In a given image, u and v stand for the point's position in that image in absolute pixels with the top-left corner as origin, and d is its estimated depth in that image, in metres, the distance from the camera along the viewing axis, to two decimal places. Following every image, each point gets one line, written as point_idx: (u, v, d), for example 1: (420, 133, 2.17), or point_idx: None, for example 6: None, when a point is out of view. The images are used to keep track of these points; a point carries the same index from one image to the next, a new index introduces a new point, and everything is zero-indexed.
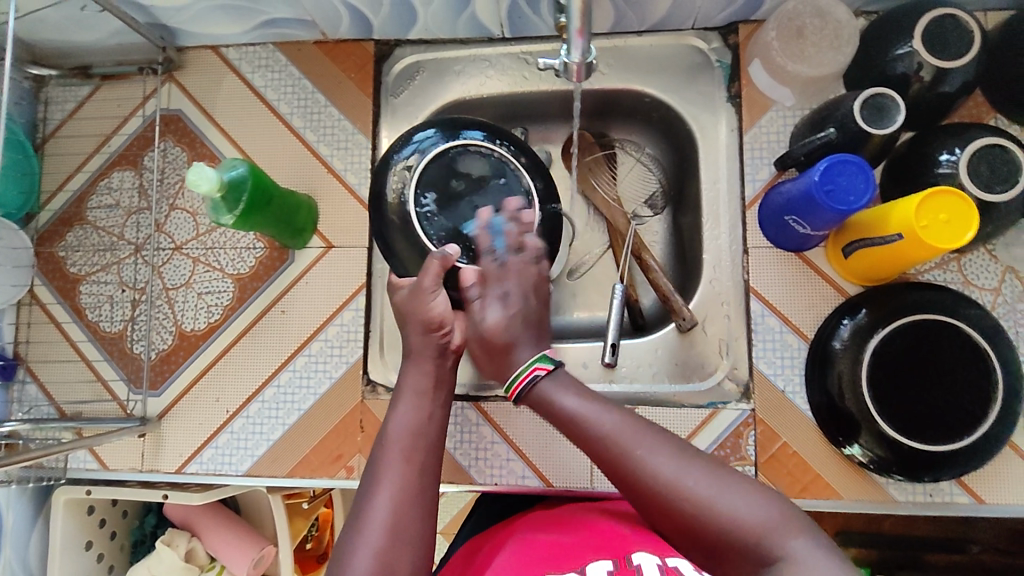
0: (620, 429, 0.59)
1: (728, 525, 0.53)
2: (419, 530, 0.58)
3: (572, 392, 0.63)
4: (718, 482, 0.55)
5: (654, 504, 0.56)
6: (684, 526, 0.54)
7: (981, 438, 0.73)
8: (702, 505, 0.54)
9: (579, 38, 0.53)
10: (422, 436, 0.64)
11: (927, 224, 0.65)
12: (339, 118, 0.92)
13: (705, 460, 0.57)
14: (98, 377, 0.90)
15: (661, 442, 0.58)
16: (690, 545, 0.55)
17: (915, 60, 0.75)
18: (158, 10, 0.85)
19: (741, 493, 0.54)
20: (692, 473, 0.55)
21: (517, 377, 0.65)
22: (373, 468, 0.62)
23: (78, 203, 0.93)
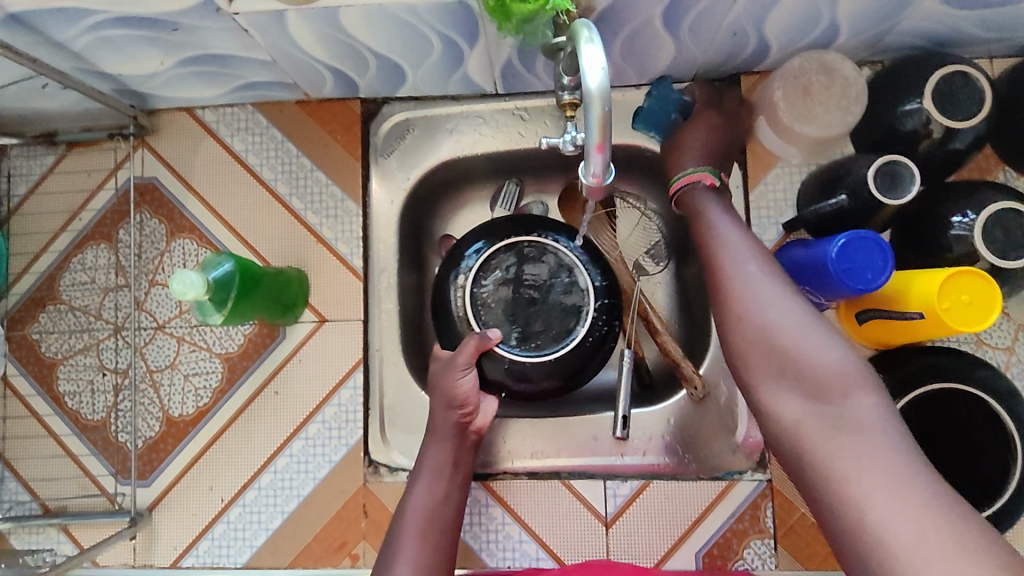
0: (738, 252, 0.63)
1: (800, 358, 0.55)
2: None
3: (717, 213, 0.68)
4: (817, 337, 0.56)
5: (727, 293, 0.61)
6: (753, 333, 0.58)
7: (997, 511, 0.73)
8: (788, 328, 0.57)
9: (598, 154, 0.47)
10: (439, 511, 0.69)
11: (949, 305, 0.63)
12: (326, 184, 0.87)
13: (819, 317, 0.58)
14: (83, 471, 0.85)
15: (784, 280, 0.61)
16: (747, 353, 0.58)
17: (924, 116, 0.72)
18: (126, 80, 0.79)
19: (834, 350, 0.55)
20: (792, 313, 0.57)
21: (687, 174, 0.72)
22: (394, 539, 0.67)
23: (50, 283, 0.87)
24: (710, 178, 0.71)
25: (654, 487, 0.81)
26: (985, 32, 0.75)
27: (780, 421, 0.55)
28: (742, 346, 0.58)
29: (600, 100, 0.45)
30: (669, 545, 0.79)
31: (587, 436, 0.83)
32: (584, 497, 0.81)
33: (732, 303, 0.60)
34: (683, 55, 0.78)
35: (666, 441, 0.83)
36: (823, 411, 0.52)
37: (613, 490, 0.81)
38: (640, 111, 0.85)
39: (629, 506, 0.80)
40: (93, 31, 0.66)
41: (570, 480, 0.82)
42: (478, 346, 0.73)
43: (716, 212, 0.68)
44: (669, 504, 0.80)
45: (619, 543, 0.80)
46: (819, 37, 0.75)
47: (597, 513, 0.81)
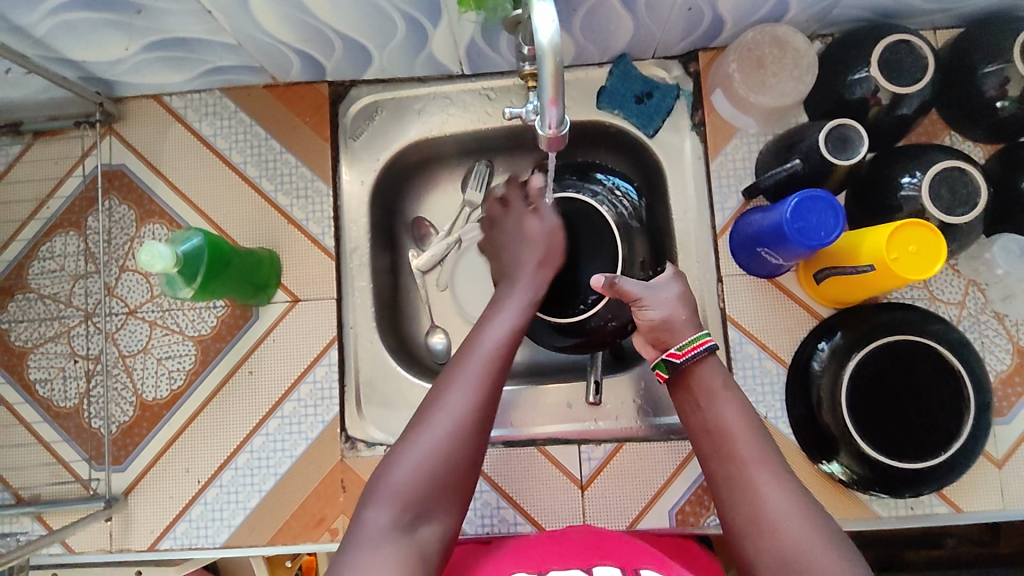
0: (748, 446, 0.59)
1: None
2: (475, 436, 0.59)
3: (725, 395, 0.62)
4: (833, 553, 0.53)
5: (749, 536, 0.56)
6: (773, 559, 0.54)
7: (956, 453, 0.75)
8: (809, 552, 0.53)
9: (551, 107, 0.49)
10: (509, 349, 0.64)
11: (896, 256, 0.66)
12: (296, 165, 0.88)
13: (829, 526, 0.56)
14: (57, 459, 0.84)
15: (794, 483, 0.58)
16: (765, 570, 0.55)
17: (872, 83, 0.75)
18: (92, 65, 0.79)
19: (845, 568, 0.53)
20: (804, 528, 0.55)
21: (691, 342, 0.64)
22: (455, 361, 0.63)
23: (19, 272, 0.87)
24: (710, 345, 0.64)
25: (627, 449, 0.82)
26: (926, 2, 0.79)
27: None
28: (758, 567, 0.55)
29: (551, 54, 0.47)
30: (643, 505, 0.81)
31: (560, 404, 0.87)
32: (559, 461, 0.83)
33: (744, 520, 0.57)
34: (641, 31, 0.80)
35: (636, 405, 0.86)
36: None
37: (587, 454, 0.82)
38: (605, 88, 0.88)
39: (602, 469, 0.82)
40: (56, 14, 0.67)
41: (545, 447, 0.83)
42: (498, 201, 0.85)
43: (721, 388, 0.63)
44: (642, 466, 0.82)
45: (596, 507, 0.81)
46: (769, 11, 0.78)
47: (572, 476, 0.82)
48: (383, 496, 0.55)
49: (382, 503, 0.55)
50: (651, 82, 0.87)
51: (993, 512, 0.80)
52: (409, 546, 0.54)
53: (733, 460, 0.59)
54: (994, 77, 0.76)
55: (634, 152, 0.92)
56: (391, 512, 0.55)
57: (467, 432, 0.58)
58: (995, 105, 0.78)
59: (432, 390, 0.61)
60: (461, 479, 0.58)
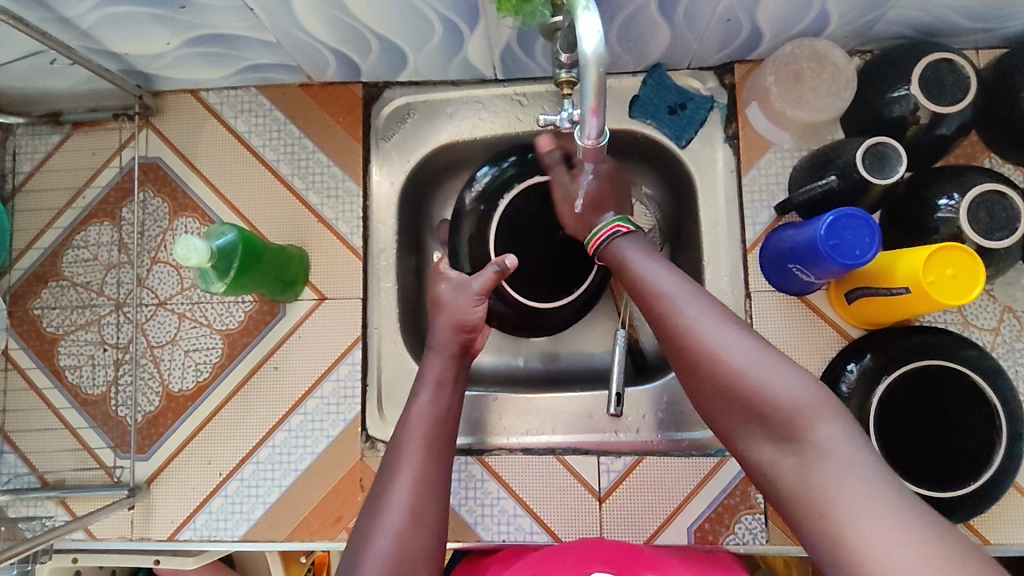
0: (670, 288, 0.61)
1: (758, 395, 0.53)
2: (435, 502, 0.64)
3: (636, 257, 0.67)
4: (766, 362, 0.54)
5: (686, 365, 0.58)
6: (712, 382, 0.56)
7: (986, 482, 0.74)
8: (741, 370, 0.54)
9: (592, 118, 0.51)
10: (433, 426, 0.69)
11: (934, 279, 0.65)
12: (328, 165, 0.88)
13: (761, 343, 0.56)
14: (83, 445, 0.86)
15: (718, 310, 0.59)
16: (709, 397, 0.57)
17: (911, 102, 0.74)
18: (133, 58, 0.80)
19: (782, 375, 0.53)
20: (735, 347, 0.55)
21: (599, 233, 0.72)
22: (394, 451, 0.67)
23: (53, 260, 0.88)
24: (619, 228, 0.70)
25: (647, 463, 0.82)
26: (971, 22, 0.78)
27: (766, 475, 0.53)
28: (705, 397, 0.57)
29: (595, 64, 0.47)
30: (660, 521, 0.80)
31: (580, 414, 0.87)
32: (578, 473, 0.82)
33: (680, 361, 0.58)
34: (678, 41, 0.80)
35: (658, 418, 0.85)
36: (797, 464, 0.50)
37: (606, 466, 0.82)
38: (638, 98, 0.88)
39: (621, 482, 0.81)
40: (101, 8, 0.68)
41: (564, 457, 0.83)
42: (498, 278, 0.75)
43: (640, 257, 0.66)
44: (662, 480, 0.81)
45: (614, 519, 0.81)
46: (810, 25, 0.77)
47: (591, 487, 0.82)
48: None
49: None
50: (685, 94, 0.87)
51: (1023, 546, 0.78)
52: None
53: (655, 310, 0.61)
54: None
55: (665, 163, 0.91)
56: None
57: (416, 521, 0.62)
58: None
59: (375, 490, 0.65)
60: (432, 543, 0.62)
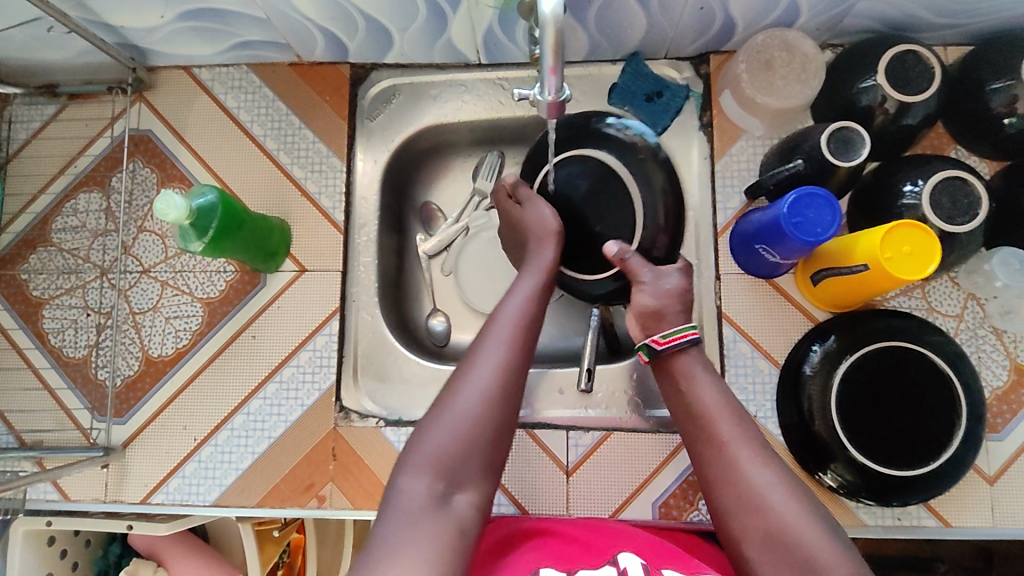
0: (730, 428, 0.62)
1: (809, 556, 0.54)
2: (518, 386, 0.62)
3: (704, 379, 0.66)
4: (808, 515, 0.56)
5: (737, 511, 0.58)
6: (760, 532, 0.56)
7: (945, 464, 0.75)
8: (790, 520, 0.56)
9: (552, 77, 0.53)
10: (529, 317, 0.66)
11: (891, 255, 0.67)
12: (314, 141, 0.91)
13: (804, 490, 0.59)
14: (61, 406, 0.87)
15: (771, 455, 0.61)
16: (750, 544, 0.57)
17: (879, 93, 0.76)
18: (128, 31, 0.83)
19: (825, 532, 0.55)
20: (786, 499, 0.57)
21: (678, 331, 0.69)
22: (483, 336, 0.64)
23: (42, 226, 0.91)
24: (693, 337, 0.69)
25: (615, 439, 0.83)
26: (937, 17, 0.80)
27: None
28: (747, 540, 0.57)
29: (554, 24, 0.49)
30: (626, 496, 0.81)
31: (552, 391, 0.88)
32: (547, 447, 0.83)
33: (731, 500, 0.59)
34: (654, 29, 0.83)
35: (627, 396, 0.87)
36: None
37: (574, 440, 0.83)
38: (616, 85, 0.91)
39: (589, 456, 0.83)
40: None
41: (534, 431, 0.84)
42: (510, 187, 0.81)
43: (702, 379, 0.67)
44: (629, 456, 0.82)
45: (580, 493, 0.82)
46: (781, 16, 0.80)
47: (559, 461, 0.83)
48: (420, 466, 0.56)
49: (419, 473, 0.56)
50: (662, 81, 0.90)
51: (983, 530, 0.79)
52: (445, 516, 0.54)
53: (713, 444, 0.62)
54: (1002, 95, 0.77)
55: None
56: (428, 482, 0.56)
57: (500, 398, 0.60)
58: (1002, 122, 0.79)
59: (460, 364, 0.63)
60: (504, 428, 0.60)
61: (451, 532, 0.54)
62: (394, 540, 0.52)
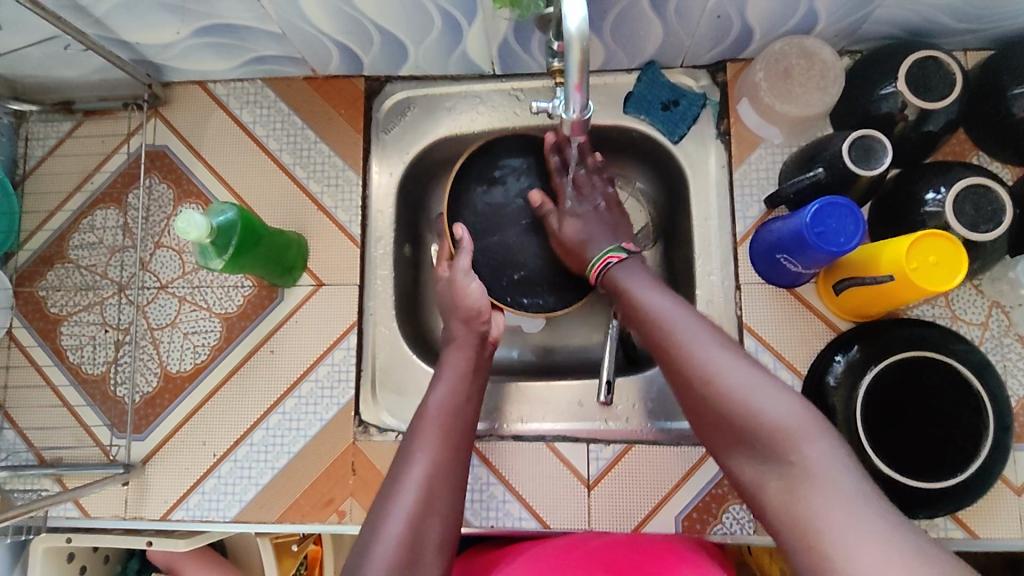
0: (678, 320, 0.65)
1: (754, 414, 0.56)
2: (448, 487, 0.67)
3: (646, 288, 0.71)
4: (761, 388, 0.58)
5: (688, 390, 0.61)
6: (710, 405, 0.59)
7: (972, 475, 0.74)
8: (734, 386, 0.58)
9: (578, 94, 0.53)
10: (451, 412, 0.72)
11: (917, 265, 0.66)
12: (329, 154, 0.91)
13: (745, 358, 0.61)
14: (80, 423, 0.87)
15: (717, 335, 0.63)
16: (712, 426, 0.60)
17: (900, 99, 0.75)
18: (144, 47, 0.83)
19: (776, 398, 0.57)
20: (728, 365, 0.60)
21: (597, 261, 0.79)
22: (412, 434, 0.70)
23: (60, 242, 0.91)
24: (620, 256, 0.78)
25: (636, 451, 0.82)
26: (958, 22, 0.79)
27: (759, 494, 0.56)
28: (707, 422, 0.60)
29: (578, 42, 0.49)
30: (648, 509, 0.81)
31: (570, 402, 0.87)
32: (568, 459, 0.83)
33: (679, 384, 0.62)
34: (671, 38, 0.82)
35: (647, 408, 0.86)
36: (787, 482, 0.53)
37: (595, 453, 0.83)
38: (632, 94, 0.90)
39: (610, 469, 0.82)
40: None
41: (554, 443, 0.83)
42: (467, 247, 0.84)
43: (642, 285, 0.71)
44: (651, 469, 0.82)
45: (602, 506, 0.81)
46: (798, 23, 0.79)
47: (579, 474, 0.82)
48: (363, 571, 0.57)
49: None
50: (678, 90, 0.89)
51: (1012, 541, 0.78)
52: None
53: (664, 339, 0.65)
54: None
55: (659, 159, 0.93)
56: None
57: (428, 500, 0.64)
58: None
59: (393, 468, 0.67)
60: (440, 531, 0.64)
61: None
62: None
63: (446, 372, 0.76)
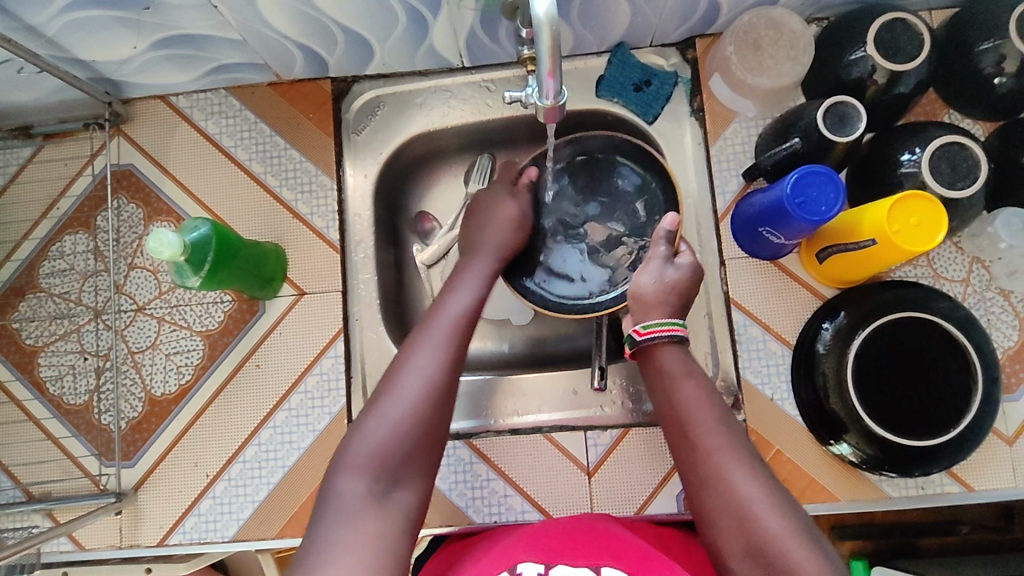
0: (717, 438, 0.60)
1: (795, 571, 0.51)
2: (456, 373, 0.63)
3: (689, 382, 0.64)
4: (798, 531, 0.53)
5: (720, 523, 0.56)
6: (745, 544, 0.54)
7: (965, 430, 0.74)
8: (777, 534, 0.53)
9: (551, 81, 0.53)
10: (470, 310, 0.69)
11: (898, 228, 0.66)
12: (300, 160, 0.89)
13: (792, 502, 0.56)
14: (67, 455, 0.85)
15: (765, 470, 0.58)
16: (736, 561, 0.54)
17: (869, 63, 0.75)
18: (101, 65, 0.80)
19: (813, 547, 0.53)
20: (773, 510, 0.54)
21: (655, 325, 0.68)
22: (423, 325, 0.66)
23: (29, 272, 0.88)
24: (677, 332, 0.67)
25: (634, 435, 0.82)
26: None
27: None
28: (727, 550, 0.55)
29: (547, 27, 0.48)
30: (650, 492, 0.81)
31: (565, 391, 0.86)
32: (566, 449, 0.82)
33: (714, 508, 0.57)
34: (638, 18, 0.81)
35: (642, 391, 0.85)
36: None
37: (593, 440, 0.82)
38: (603, 78, 0.89)
39: (609, 455, 0.82)
40: (66, 12, 0.69)
41: (552, 434, 0.83)
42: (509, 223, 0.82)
43: (685, 379, 0.64)
44: (650, 451, 0.82)
45: (605, 492, 0.81)
46: None
47: (579, 463, 0.82)
48: (354, 466, 0.57)
49: (354, 471, 0.56)
50: (649, 70, 0.89)
51: (1007, 491, 0.79)
52: (383, 511, 0.55)
53: (699, 452, 0.60)
54: (991, 54, 0.77)
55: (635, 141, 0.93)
56: (361, 481, 0.56)
57: (446, 383, 0.62)
58: (992, 82, 0.79)
59: (401, 352, 0.64)
60: (441, 416, 0.61)
61: (385, 531, 0.54)
62: (322, 541, 0.53)
63: (462, 290, 0.71)
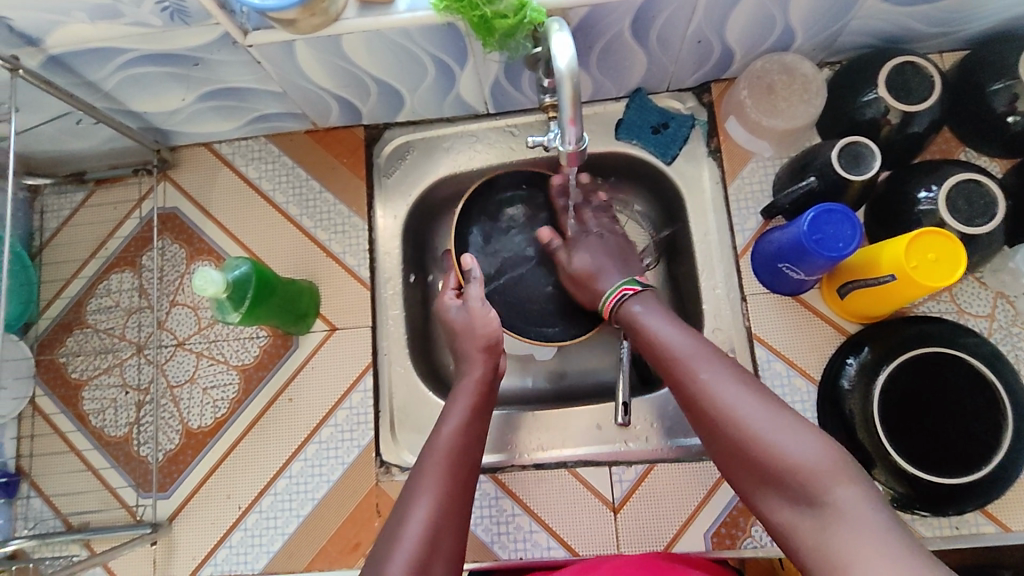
0: (688, 348, 0.65)
1: (781, 457, 0.54)
2: (453, 532, 0.61)
3: (657, 316, 0.70)
4: (779, 421, 0.56)
5: (711, 427, 0.60)
6: (733, 442, 0.57)
7: (997, 467, 0.73)
8: (758, 425, 0.57)
9: (572, 127, 0.56)
10: (436, 533, 0.59)
11: (916, 263, 0.68)
12: (334, 203, 0.94)
13: (766, 393, 0.59)
14: (105, 485, 0.88)
15: (734, 368, 0.62)
16: (733, 459, 0.58)
17: (882, 105, 0.78)
18: (152, 116, 0.86)
19: (796, 434, 0.55)
20: (749, 403, 0.58)
21: (612, 292, 0.77)
22: (417, 473, 0.64)
23: (77, 309, 0.93)
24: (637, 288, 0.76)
25: (659, 470, 0.83)
26: (930, 27, 0.82)
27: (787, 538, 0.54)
28: (722, 452, 0.59)
29: (568, 77, 0.53)
30: (677, 528, 0.81)
31: (589, 427, 0.87)
32: (591, 485, 0.83)
33: (700, 410, 0.61)
34: (655, 66, 0.85)
35: (666, 427, 0.86)
36: (818, 528, 0.51)
37: (618, 476, 0.83)
38: (622, 121, 0.92)
39: (634, 491, 0.82)
40: (124, 69, 0.75)
41: (576, 469, 0.84)
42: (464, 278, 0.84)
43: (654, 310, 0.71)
44: (676, 487, 0.82)
45: (630, 528, 0.81)
46: (776, 42, 0.82)
47: (604, 498, 0.82)
48: None
49: None
50: (666, 114, 0.92)
51: None
52: None
53: (674, 365, 0.65)
54: (1002, 94, 0.79)
55: (653, 181, 0.96)
56: None
57: (440, 532, 0.60)
58: (1006, 121, 0.80)
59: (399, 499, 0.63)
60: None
61: None
62: None
63: (460, 397, 0.72)
